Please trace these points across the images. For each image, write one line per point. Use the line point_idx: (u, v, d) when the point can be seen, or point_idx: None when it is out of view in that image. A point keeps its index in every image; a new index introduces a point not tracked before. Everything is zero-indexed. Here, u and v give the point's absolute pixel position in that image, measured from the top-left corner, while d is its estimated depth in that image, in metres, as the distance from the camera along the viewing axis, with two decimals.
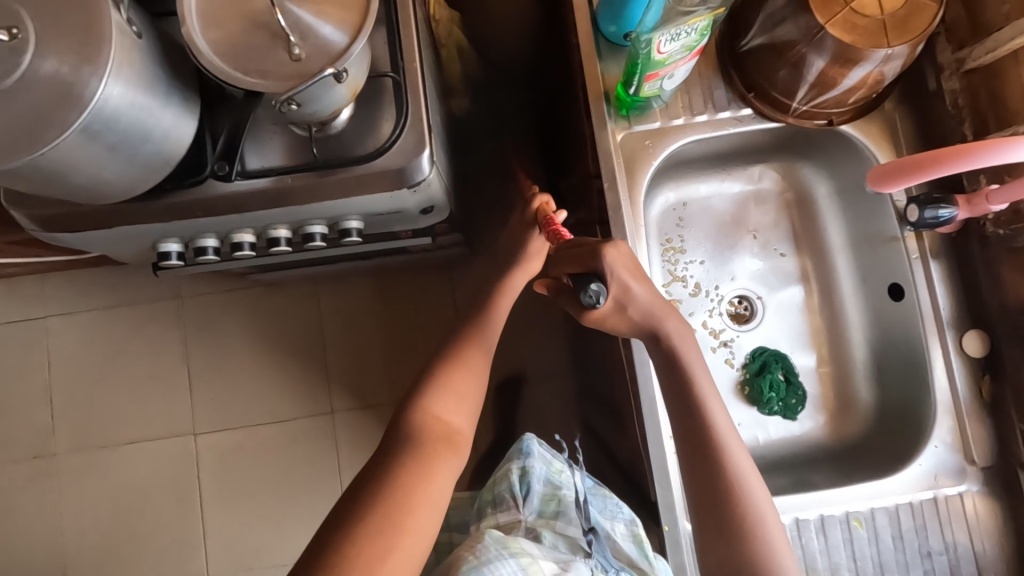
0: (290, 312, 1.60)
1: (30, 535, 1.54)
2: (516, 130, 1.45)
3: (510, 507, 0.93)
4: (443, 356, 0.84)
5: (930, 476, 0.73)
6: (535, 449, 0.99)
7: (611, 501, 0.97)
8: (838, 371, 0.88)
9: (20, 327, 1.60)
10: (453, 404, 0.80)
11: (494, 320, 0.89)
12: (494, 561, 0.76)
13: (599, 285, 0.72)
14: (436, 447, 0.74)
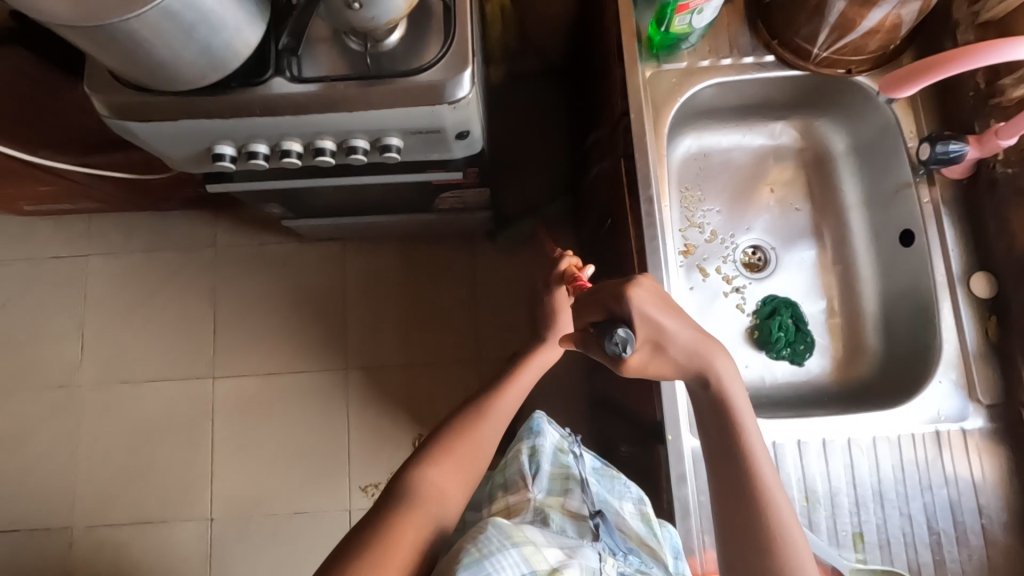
0: (316, 268, 1.66)
1: (46, 461, 1.59)
2: (554, 211, 1.60)
3: (518, 487, 0.82)
4: (455, 421, 0.84)
5: (934, 412, 0.74)
6: (544, 428, 0.90)
7: (619, 481, 0.88)
8: (847, 323, 0.90)
9: (61, 262, 1.68)
10: (453, 471, 0.78)
11: (513, 393, 0.87)
12: (496, 554, 0.64)
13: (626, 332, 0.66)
14: (425, 512, 0.73)
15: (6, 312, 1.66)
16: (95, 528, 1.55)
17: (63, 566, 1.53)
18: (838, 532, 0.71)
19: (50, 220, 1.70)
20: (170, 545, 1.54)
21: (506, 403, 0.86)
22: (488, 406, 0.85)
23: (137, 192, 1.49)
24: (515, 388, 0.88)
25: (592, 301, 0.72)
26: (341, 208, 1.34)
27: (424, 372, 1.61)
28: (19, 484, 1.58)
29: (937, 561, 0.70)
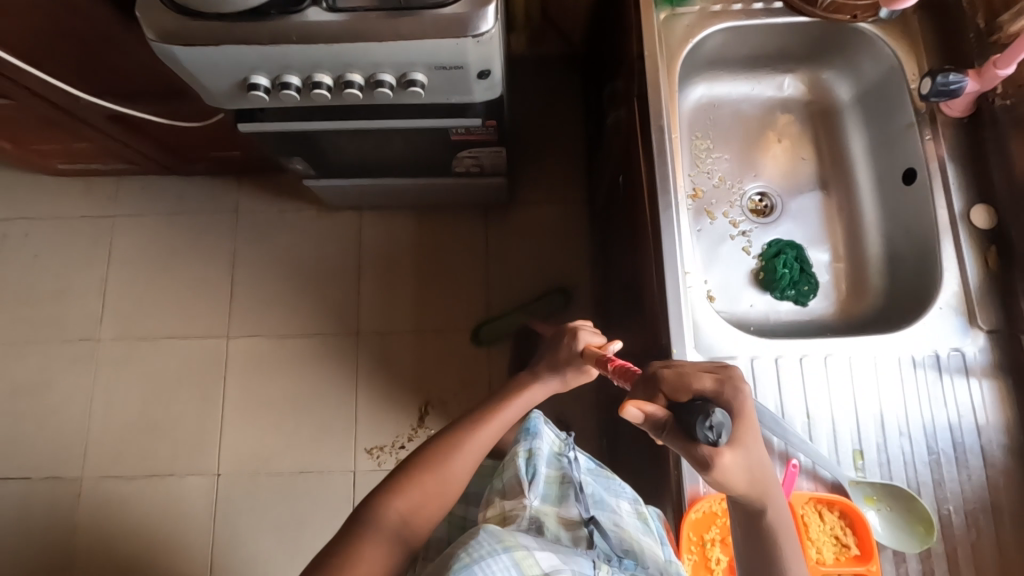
0: (334, 234, 1.71)
1: (62, 412, 1.63)
2: (542, 307, 1.61)
3: (515, 492, 0.80)
4: (425, 450, 0.81)
5: (933, 336, 0.76)
6: (542, 430, 0.87)
7: (615, 481, 0.89)
8: (851, 267, 0.93)
9: (90, 222, 1.74)
10: (414, 505, 0.77)
11: (489, 432, 0.82)
12: (487, 558, 0.64)
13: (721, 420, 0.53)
14: (377, 545, 0.73)
15: (33, 266, 1.71)
16: (105, 478, 1.58)
17: (72, 515, 1.55)
18: (839, 448, 0.72)
19: (81, 181, 1.76)
20: (177, 499, 1.56)
21: (480, 437, 0.82)
22: (460, 443, 0.81)
23: (167, 152, 1.55)
24: (491, 425, 0.83)
25: (678, 378, 0.57)
26: (362, 166, 1.39)
27: (433, 341, 1.64)
28: (35, 432, 1.61)
29: (937, 480, 0.71)
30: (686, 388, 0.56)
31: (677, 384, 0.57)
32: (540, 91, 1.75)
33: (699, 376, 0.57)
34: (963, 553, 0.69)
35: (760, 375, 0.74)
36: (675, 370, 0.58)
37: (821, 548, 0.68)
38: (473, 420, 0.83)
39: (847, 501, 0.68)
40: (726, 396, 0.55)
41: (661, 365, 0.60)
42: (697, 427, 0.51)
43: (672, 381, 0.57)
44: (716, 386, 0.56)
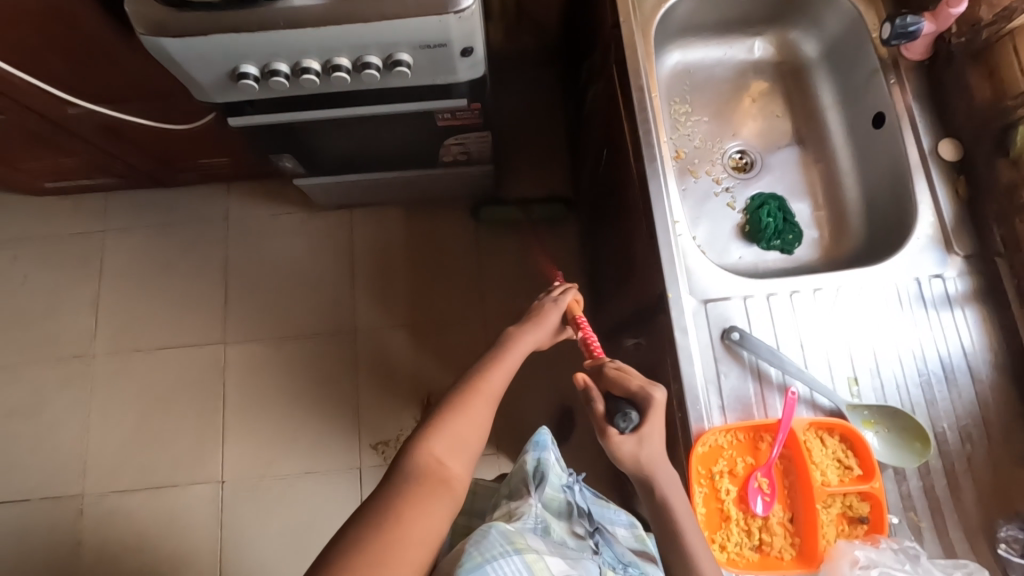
0: (326, 234, 1.72)
1: (59, 432, 1.60)
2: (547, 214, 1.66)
3: (523, 494, 0.83)
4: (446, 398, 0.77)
5: (914, 263, 0.80)
6: (551, 442, 0.90)
7: (608, 508, 0.94)
8: (832, 214, 0.97)
9: (78, 239, 1.73)
10: (455, 447, 0.73)
11: (507, 365, 0.81)
12: (500, 558, 0.66)
13: (633, 417, 0.66)
14: (431, 491, 0.68)
15: (23, 286, 1.69)
16: (107, 494, 1.56)
17: (74, 534, 1.53)
18: (834, 373, 0.75)
19: (67, 198, 1.75)
20: (182, 509, 1.55)
21: (502, 373, 0.80)
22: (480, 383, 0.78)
23: (157, 164, 1.56)
24: (509, 358, 0.82)
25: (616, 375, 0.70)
26: (350, 162, 1.41)
27: (431, 333, 1.64)
28: (30, 452, 1.58)
29: (929, 399, 0.74)
30: (616, 385, 0.69)
31: (613, 379, 0.70)
32: (522, 81, 1.80)
33: (632, 377, 0.69)
34: (959, 467, 0.72)
35: (754, 312, 0.77)
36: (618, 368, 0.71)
37: (825, 471, 0.70)
38: (489, 358, 0.81)
39: (846, 425, 0.71)
40: (644, 397, 0.67)
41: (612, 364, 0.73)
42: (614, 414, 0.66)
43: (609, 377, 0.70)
44: (638, 390, 0.68)
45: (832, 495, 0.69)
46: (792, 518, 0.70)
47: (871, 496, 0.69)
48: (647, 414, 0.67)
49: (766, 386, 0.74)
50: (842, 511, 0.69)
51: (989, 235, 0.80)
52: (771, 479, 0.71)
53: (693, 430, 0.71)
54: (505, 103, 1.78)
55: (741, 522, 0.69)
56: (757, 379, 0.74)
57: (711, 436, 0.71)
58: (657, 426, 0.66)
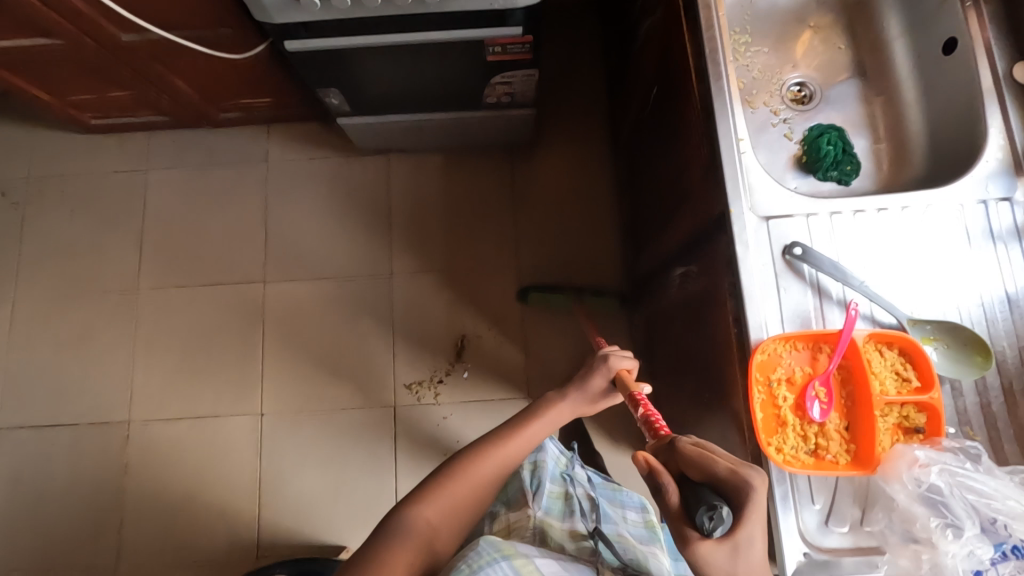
0: (364, 178, 1.73)
1: (105, 363, 1.65)
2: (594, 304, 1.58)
3: (521, 503, 0.94)
4: (452, 463, 0.84)
5: (982, 186, 0.79)
6: (546, 445, 1.03)
7: (620, 492, 1.04)
8: (892, 147, 0.97)
9: (123, 177, 1.76)
10: (446, 513, 0.80)
11: (519, 442, 0.87)
12: (487, 567, 0.68)
13: (722, 513, 0.57)
14: (415, 550, 0.74)
15: (70, 221, 1.73)
16: (151, 422, 1.61)
17: (120, 458, 1.58)
18: (894, 291, 0.76)
19: (111, 137, 1.78)
20: (223, 439, 1.59)
21: (511, 451, 0.86)
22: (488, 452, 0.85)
23: (202, 101, 1.59)
24: (524, 434, 0.88)
25: (696, 455, 0.62)
26: (395, 101, 1.41)
27: (466, 279, 1.66)
28: (78, 381, 1.64)
29: (989, 317, 0.75)
30: (699, 469, 0.61)
31: (694, 460, 0.62)
32: (566, 39, 1.78)
33: (716, 460, 0.61)
34: (1017, 385, 0.73)
35: (816, 230, 0.78)
36: (698, 447, 0.64)
37: (883, 381, 0.71)
38: (502, 432, 0.87)
39: (906, 338, 0.72)
40: (733, 487, 0.59)
41: (689, 440, 0.65)
42: (698, 511, 0.57)
43: (689, 458, 0.62)
44: (726, 474, 0.60)
45: (890, 405, 0.70)
46: (849, 427, 0.72)
47: (929, 406, 0.70)
48: (739, 509, 0.58)
49: (825, 300, 0.75)
50: (898, 422, 0.71)
51: None
52: (828, 388, 0.72)
53: (751, 340, 0.73)
54: (547, 60, 1.77)
55: (797, 427, 0.71)
56: (817, 293, 0.76)
57: (771, 344, 0.72)
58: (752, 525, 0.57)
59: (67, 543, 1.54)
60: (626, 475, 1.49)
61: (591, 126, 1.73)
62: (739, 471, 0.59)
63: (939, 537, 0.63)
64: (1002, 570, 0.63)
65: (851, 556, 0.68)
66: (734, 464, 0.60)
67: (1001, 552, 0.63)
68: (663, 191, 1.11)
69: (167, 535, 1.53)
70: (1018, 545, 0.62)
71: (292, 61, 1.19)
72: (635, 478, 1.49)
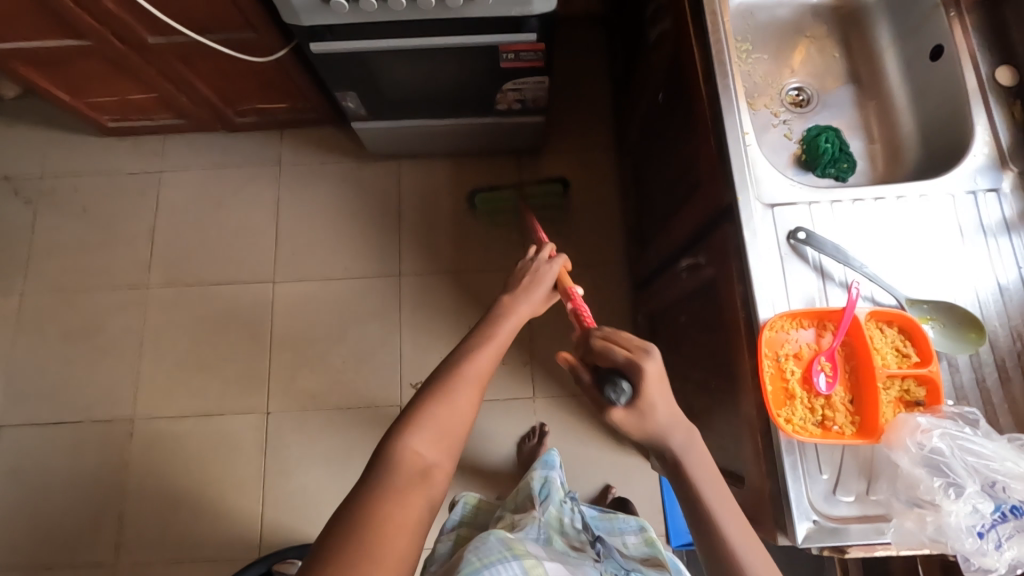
0: (375, 182, 1.78)
1: (112, 358, 1.66)
2: (540, 201, 1.75)
3: (527, 507, 1.01)
4: (429, 386, 0.74)
5: (972, 178, 0.85)
6: (556, 463, 1.09)
7: (617, 520, 1.05)
8: (886, 147, 1.05)
9: (137, 176, 1.80)
10: (437, 437, 0.70)
11: (493, 348, 0.78)
12: (498, 563, 0.75)
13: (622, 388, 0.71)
14: (410, 486, 0.67)
15: (83, 219, 1.76)
16: (157, 418, 1.61)
17: (124, 454, 1.58)
18: (892, 274, 0.81)
19: (127, 138, 1.82)
20: (228, 436, 1.59)
21: (486, 360, 0.76)
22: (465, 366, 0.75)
23: (219, 104, 1.64)
24: (496, 340, 0.79)
25: (602, 347, 0.75)
26: (410, 104, 1.46)
27: (473, 281, 1.70)
28: (84, 376, 1.64)
29: (982, 300, 0.80)
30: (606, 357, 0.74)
31: (600, 350, 0.75)
32: (573, 51, 1.86)
33: (617, 349, 0.73)
34: (1010, 362, 0.77)
35: (818, 217, 0.83)
36: (605, 338, 0.76)
37: (884, 356, 0.75)
38: (471, 344, 0.78)
39: (905, 317, 0.76)
40: (630, 368, 0.71)
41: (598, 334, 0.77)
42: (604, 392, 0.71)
43: (597, 349, 0.75)
44: (626, 360, 0.72)
45: (891, 379, 0.75)
46: (853, 400, 0.77)
47: (928, 379, 0.74)
48: (637, 384, 0.71)
49: (828, 281, 0.80)
50: (899, 395, 0.75)
51: None
52: (833, 363, 0.77)
53: (760, 317, 0.77)
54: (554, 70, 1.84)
55: (805, 400, 0.76)
56: (820, 275, 0.80)
57: (779, 321, 0.77)
58: (652, 396, 0.70)
59: (67, 539, 1.52)
60: (630, 474, 1.51)
61: (597, 134, 1.79)
62: (635, 352, 0.72)
63: (941, 497, 0.68)
64: (1001, 530, 0.67)
65: (858, 523, 0.71)
66: (629, 350, 0.72)
67: (1000, 512, 0.67)
68: (669, 186, 1.16)
69: (168, 532, 1.52)
70: (1016, 505, 0.67)
71: (316, 62, 1.24)
72: (639, 477, 1.51)
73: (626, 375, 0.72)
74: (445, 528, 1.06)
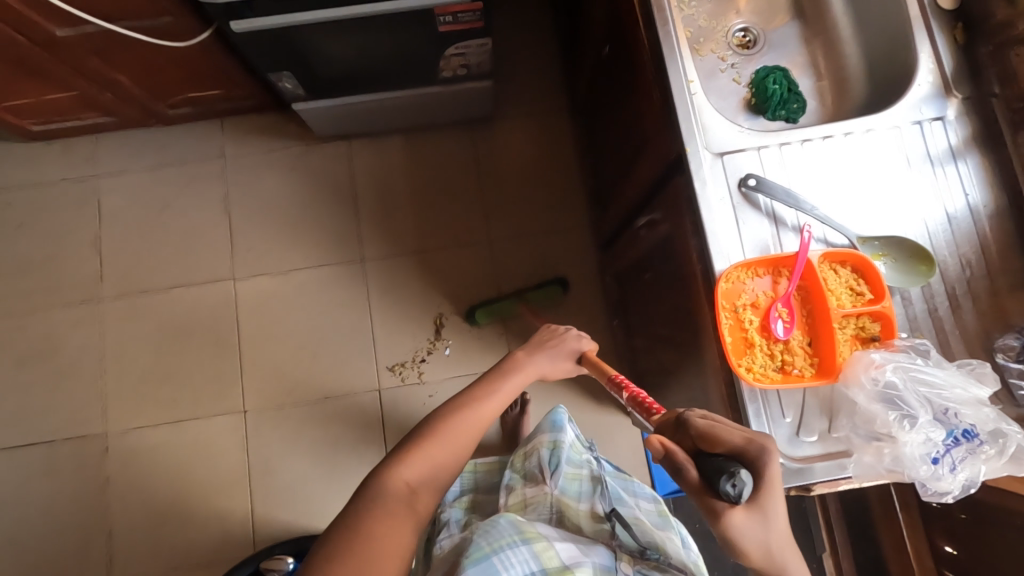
0: (328, 165, 1.72)
1: (75, 375, 1.60)
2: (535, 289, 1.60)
3: (537, 480, 0.98)
4: (429, 424, 0.79)
5: (917, 108, 0.84)
6: (565, 425, 1.08)
7: (632, 482, 1.01)
8: (834, 84, 1.04)
9: (74, 183, 1.70)
10: (431, 472, 0.74)
11: (497, 401, 0.84)
12: (508, 548, 0.76)
13: (740, 479, 0.56)
14: (396, 511, 0.68)
15: (22, 233, 1.67)
16: (132, 431, 1.57)
17: (103, 470, 1.55)
18: (844, 214, 0.81)
19: (56, 143, 1.72)
20: (207, 440, 1.57)
21: (485, 412, 0.82)
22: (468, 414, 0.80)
23: (149, 98, 1.55)
24: (499, 396, 0.85)
25: (707, 427, 0.62)
26: (351, 81, 1.39)
27: (440, 259, 1.66)
28: (48, 396, 1.59)
29: (931, 232, 0.80)
30: (715, 441, 0.61)
31: (705, 433, 0.62)
32: (518, 9, 1.79)
33: (730, 430, 0.61)
34: (960, 290, 0.79)
35: (768, 162, 0.82)
36: (708, 421, 0.64)
37: (839, 296, 0.76)
38: (476, 394, 0.84)
39: (857, 255, 0.77)
40: (753, 454, 0.59)
41: (697, 415, 0.65)
42: (720, 483, 0.56)
43: (701, 432, 0.63)
44: (742, 444, 0.60)
45: (846, 318, 0.76)
46: (812, 342, 0.78)
47: (882, 315, 0.75)
48: (760, 473, 0.58)
49: (781, 226, 0.80)
50: (855, 333, 0.76)
51: (983, 76, 0.85)
52: (791, 308, 0.78)
53: (717, 270, 0.77)
54: (499, 31, 1.77)
55: (765, 347, 0.76)
56: (773, 221, 0.80)
57: (734, 272, 0.76)
58: (775, 490, 0.58)
59: (58, 561, 1.50)
60: (613, 433, 1.54)
61: (550, 94, 1.74)
62: (755, 435, 0.60)
63: (897, 429, 0.69)
64: (956, 454, 0.69)
65: (821, 461, 0.72)
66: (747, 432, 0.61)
67: (954, 437, 0.69)
68: (622, 142, 1.13)
69: (161, 541, 1.51)
70: (967, 429, 0.69)
71: (242, 45, 1.17)
72: (622, 435, 1.53)
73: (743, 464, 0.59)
74: (448, 498, 1.03)
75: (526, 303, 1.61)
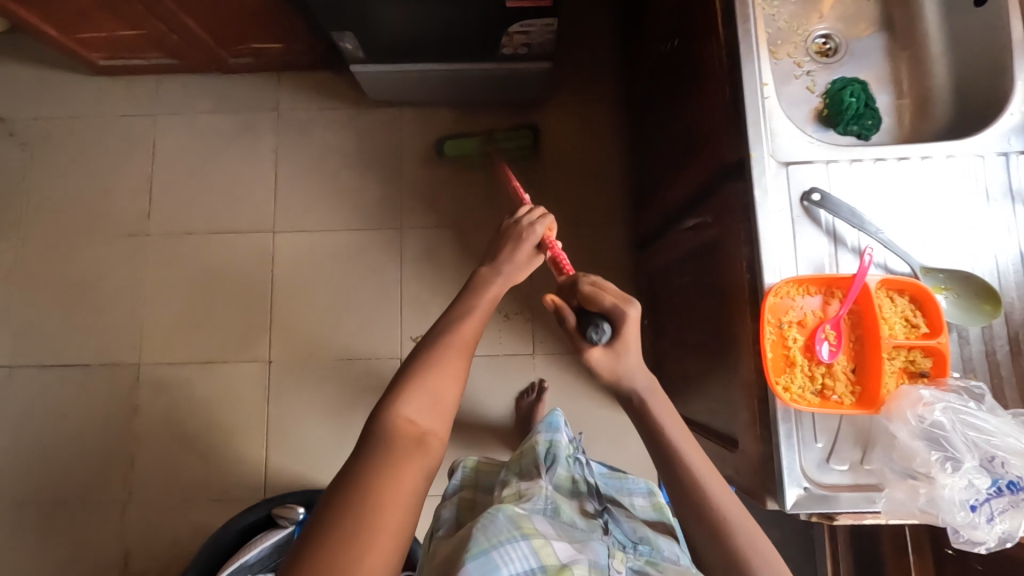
0: (376, 131, 1.72)
1: (115, 305, 1.67)
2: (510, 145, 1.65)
3: (533, 475, 0.94)
4: (413, 358, 0.72)
5: (1005, 138, 0.79)
6: (561, 425, 1.05)
7: (628, 480, 1.05)
8: (915, 104, 0.99)
9: (133, 120, 1.75)
10: (431, 405, 0.69)
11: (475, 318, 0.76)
12: (506, 543, 0.75)
13: (601, 331, 0.71)
14: (405, 453, 0.65)
15: (80, 163, 1.73)
16: (162, 365, 1.63)
17: (131, 399, 1.61)
18: (909, 240, 0.77)
19: (121, 80, 1.76)
20: (231, 385, 1.62)
21: (468, 330, 0.74)
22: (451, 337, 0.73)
23: (214, 45, 1.57)
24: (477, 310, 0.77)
25: (591, 292, 0.74)
26: (411, 48, 1.38)
27: (475, 237, 1.66)
28: (89, 323, 1.66)
29: (1002, 270, 0.76)
30: (590, 302, 0.74)
31: (588, 296, 0.75)
32: None
33: (606, 295, 0.73)
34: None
35: (835, 177, 0.78)
36: (594, 286, 0.75)
37: (892, 325, 0.73)
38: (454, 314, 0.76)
39: (917, 286, 0.73)
40: (618, 315, 0.72)
41: (588, 279, 0.76)
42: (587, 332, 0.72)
43: (586, 295, 0.75)
44: (611, 306, 0.72)
45: (897, 349, 0.73)
46: (855, 369, 0.75)
47: (936, 351, 0.72)
48: (618, 330, 0.72)
49: (840, 246, 0.77)
50: (904, 365, 0.73)
51: None
52: (838, 331, 0.75)
53: (766, 283, 0.74)
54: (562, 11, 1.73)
55: (805, 368, 0.74)
56: (832, 240, 0.77)
57: (784, 288, 0.74)
58: (629, 339, 0.72)
59: (82, 478, 1.58)
60: (626, 433, 1.53)
61: (606, 82, 1.71)
62: (622, 299, 0.72)
63: (937, 470, 0.67)
64: (995, 504, 0.67)
65: (849, 491, 0.70)
66: (617, 297, 0.73)
67: (997, 487, 0.67)
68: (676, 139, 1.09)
69: (178, 474, 1.58)
70: (1014, 481, 0.66)
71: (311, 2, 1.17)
72: (634, 437, 1.52)
73: (609, 318, 0.73)
74: (447, 494, 1.03)
75: (495, 146, 1.66)
